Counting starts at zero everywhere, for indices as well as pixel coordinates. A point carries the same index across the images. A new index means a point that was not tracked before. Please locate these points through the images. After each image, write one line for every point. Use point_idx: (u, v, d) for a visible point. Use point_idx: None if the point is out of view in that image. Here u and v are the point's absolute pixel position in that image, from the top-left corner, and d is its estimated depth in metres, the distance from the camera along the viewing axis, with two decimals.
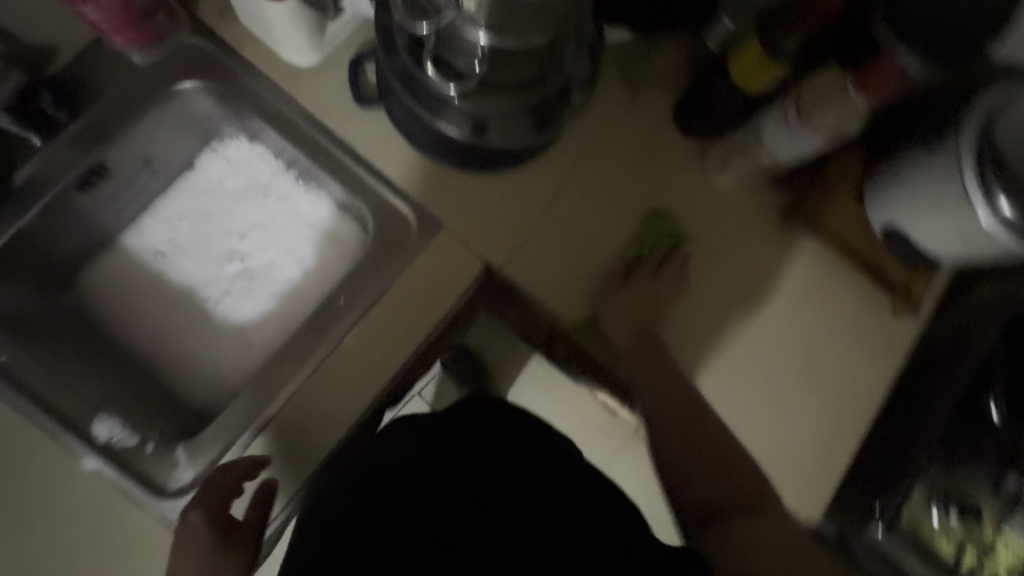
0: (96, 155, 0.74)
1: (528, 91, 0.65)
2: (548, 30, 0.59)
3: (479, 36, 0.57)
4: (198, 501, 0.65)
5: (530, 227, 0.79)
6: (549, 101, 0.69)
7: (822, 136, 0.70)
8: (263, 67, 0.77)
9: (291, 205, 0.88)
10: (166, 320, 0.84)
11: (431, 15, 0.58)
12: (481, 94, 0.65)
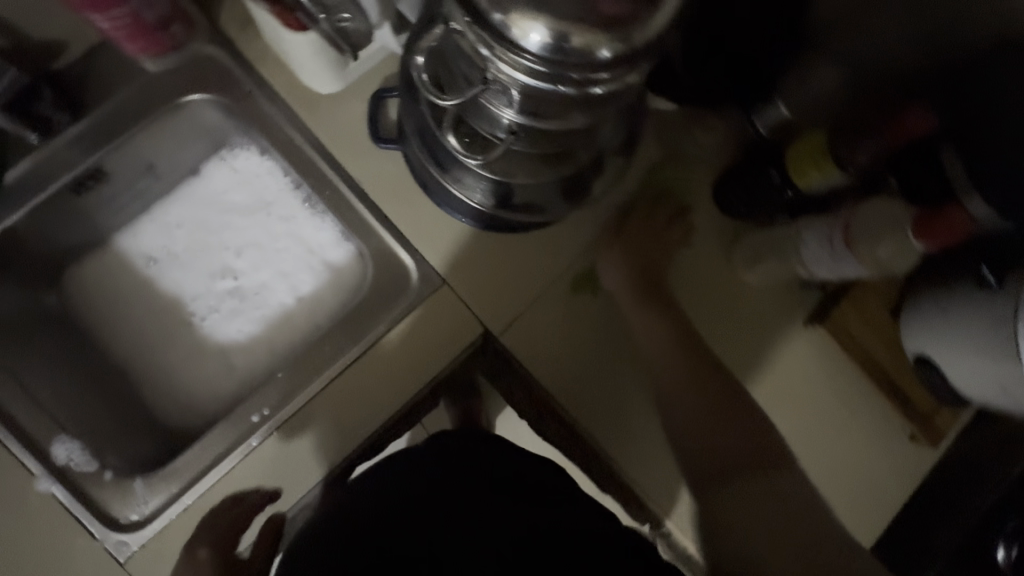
0: (94, 158, 0.72)
1: (557, 164, 0.64)
2: (586, 114, 0.56)
3: (506, 115, 0.55)
4: (208, 540, 0.64)
5: (534, 301, 0.74)
6: (581, 171, 0.68)
7: (868, 268, 0.64)
8: (281, 88, 0.73)
9: (293, 227, 0.84)
10: (149, 330, 0.81)
11: (458, 84, 0.55)
12: (506, 162, 0.63)
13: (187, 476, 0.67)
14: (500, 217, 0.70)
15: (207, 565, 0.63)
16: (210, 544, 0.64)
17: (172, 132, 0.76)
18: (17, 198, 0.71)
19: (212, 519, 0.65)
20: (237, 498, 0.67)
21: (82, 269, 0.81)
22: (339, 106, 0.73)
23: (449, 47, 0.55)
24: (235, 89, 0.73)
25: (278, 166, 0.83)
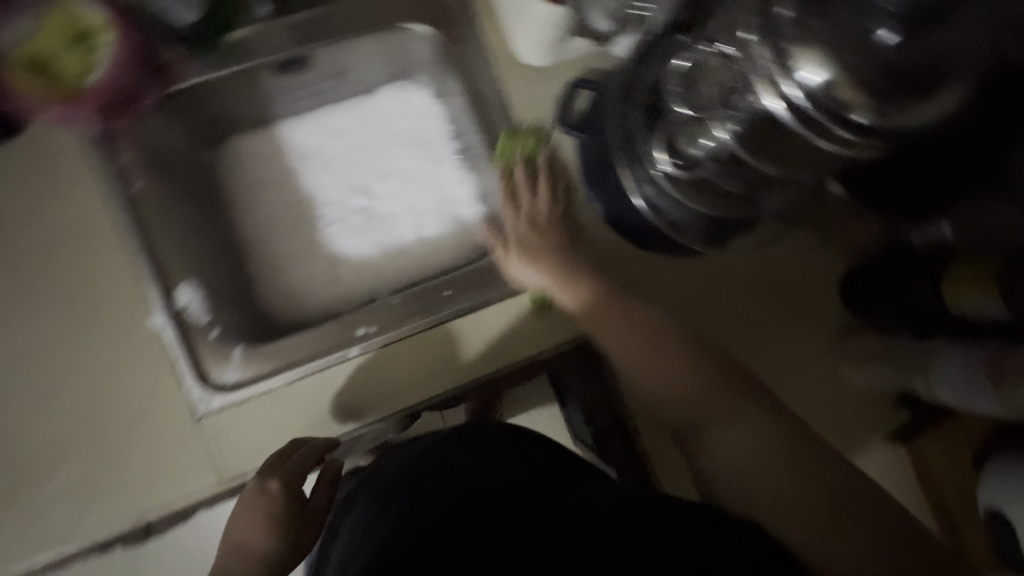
0: (305, 47, 0.75)
1: (727, 203, 0.64)
2: (799, 166, 0.60)
3: (725, 134, 0.60)
4: (279, 471, 0.63)
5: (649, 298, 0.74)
6: (733, 224, 0.67)
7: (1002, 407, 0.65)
8: (495, 45, 0.76)
9: (438, 173, 0.88)
10: (278, 217, 0.84)
11: (700, 104, 0.63)
12: (686, 184, 0.63)
13: (282, 361, 0.70)
14: (652, 233, 0.69)
15: (277, 497, 0.62)
16: (280, 477, 0.62)
17: (375, 50, 0.80)
18: (226, 55, 0.73)
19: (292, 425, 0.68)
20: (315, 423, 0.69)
21: (239, 141, 0.83)
22: (539, 82, 0.76)
23: (709, 69, 0.63)
24: (452, 32, 0.77)
25: (449, 115, 0.87)
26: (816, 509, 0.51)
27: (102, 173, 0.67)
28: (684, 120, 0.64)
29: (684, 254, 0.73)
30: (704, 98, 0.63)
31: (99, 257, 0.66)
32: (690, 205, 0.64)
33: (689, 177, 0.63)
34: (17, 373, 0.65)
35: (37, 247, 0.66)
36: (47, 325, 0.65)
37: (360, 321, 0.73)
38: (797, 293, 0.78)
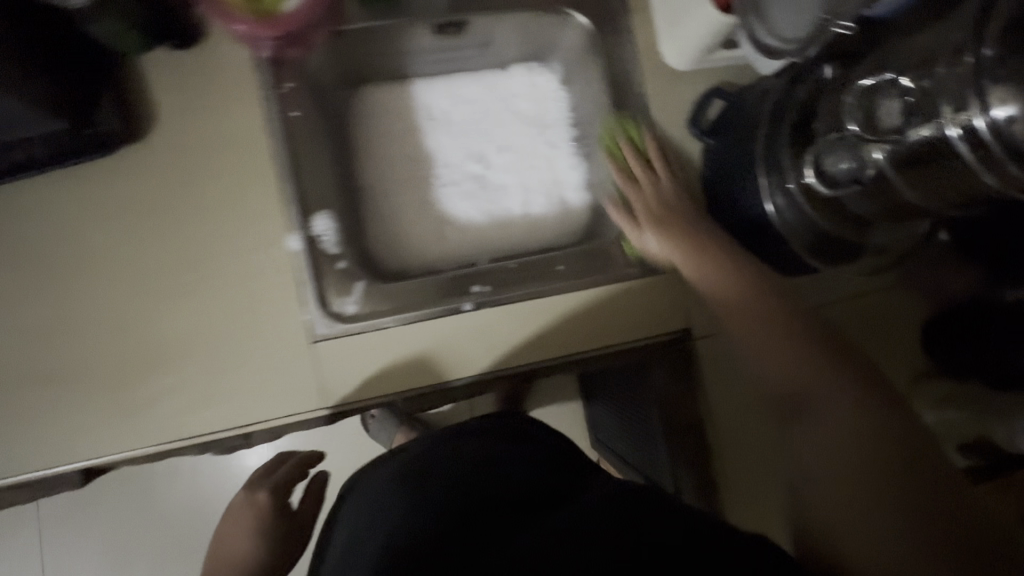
0: (467, 15, 0.78)
1: (853, 225, 0.68)
2: (953, 199, 0.59)
3: (880, 159, 0.58)
4: (238, 526, 0.80)
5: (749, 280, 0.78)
6: (848, 246, 0.71)
7: None
8: (641, 47, 0.80)
9: (552, 155, 0.91)
10: (397, 170, 0.87)
11: (868, 121, 0.58)
12: (817, 201, 0.66)
13: (398, 302, 0.72)
14: (771, 236, 0.73)
15: (263, 503, 0.81)
16: (268, 488, 0.83)
17: (526, 29, 0.83)
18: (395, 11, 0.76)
19: (403, 363, 0.71)
20: (422, 365, 0.72)
21: (374, 90, 0.86)
22: (675, 88, 0.80)
23: (880, 87, 0.57)
24: (609, 26, 0.80)
25: (573, 105, 0.91)
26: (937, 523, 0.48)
27: (268, 99, 0.69)
28: (834, 136, 0.61)
29: (790, 264, 0.77)
30: (875, 114, 0.58)
31: (250, 175, 0.69)
32: (818, 221, 0.67)
33: (823, 194, 0.65)
34: (129, 250, 0.67)
35: (191, 150, 0.68)
36: (187, 226, 0.68)
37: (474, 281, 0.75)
38: (872, 310, 0.84)
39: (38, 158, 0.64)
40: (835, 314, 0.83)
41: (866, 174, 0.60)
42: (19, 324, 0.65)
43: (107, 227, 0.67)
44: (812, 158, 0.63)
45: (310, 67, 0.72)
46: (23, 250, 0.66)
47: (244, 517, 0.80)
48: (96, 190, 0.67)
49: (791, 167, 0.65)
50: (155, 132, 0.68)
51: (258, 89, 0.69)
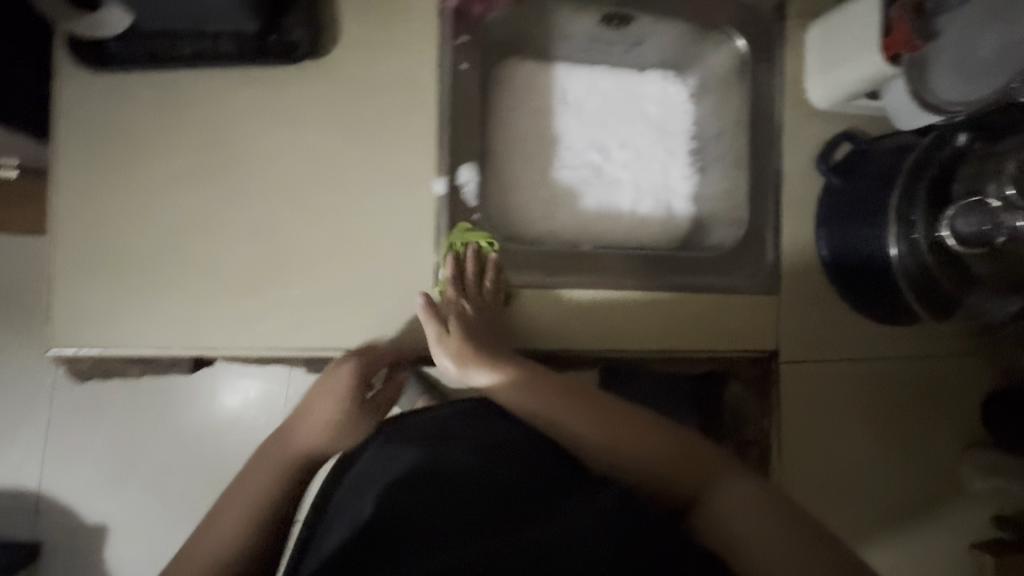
0: (636, 10, 0.81)
1: (964, 283, 0.70)
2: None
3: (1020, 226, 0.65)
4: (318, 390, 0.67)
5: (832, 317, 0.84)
6: (952, 301, 0.71)
7: None
8: (789, 79, 0.83)
9: (668, 161, 0.93)
10: (524, 142, 0.89)
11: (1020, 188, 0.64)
12: (941, 250, 0.70)
13: (519, 264, 0.76)
14: (876, 277, 0.76)
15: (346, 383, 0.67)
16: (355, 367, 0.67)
17: (680, 36, 0.86)
18: None
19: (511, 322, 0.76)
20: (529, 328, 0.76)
21: (520, 64, 0.89)
22: (811, 124, 0.84)
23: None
24: (762, 53, 0.83)
25: (699, 118, 0.93)
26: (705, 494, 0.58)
27: (443, 46, 0.72)
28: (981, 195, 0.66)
29: (880, 308, 0.80)
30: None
31: (413, 115, 0.71)
32: (939, 273, 0.70)
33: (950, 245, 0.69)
34: (141, 135, 0.67)
35: (364, 76, 0.70)
36: (343, 148, 0.70)
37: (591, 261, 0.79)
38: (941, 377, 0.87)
39: (224, 51, 0.67)
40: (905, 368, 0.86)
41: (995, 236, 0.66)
42: (165, 205, 0.67)
43: (268, 132, 0.68)
44: (957, 207, 0.67)
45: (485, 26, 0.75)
46: (185, 135, 0.67)
47: (330, 404, 0.67)
48: (266, 94, 0.68)
49: (921, 220, 0.69)
50: (333, 53, 0.70)
51: (437, 35, 0.72)
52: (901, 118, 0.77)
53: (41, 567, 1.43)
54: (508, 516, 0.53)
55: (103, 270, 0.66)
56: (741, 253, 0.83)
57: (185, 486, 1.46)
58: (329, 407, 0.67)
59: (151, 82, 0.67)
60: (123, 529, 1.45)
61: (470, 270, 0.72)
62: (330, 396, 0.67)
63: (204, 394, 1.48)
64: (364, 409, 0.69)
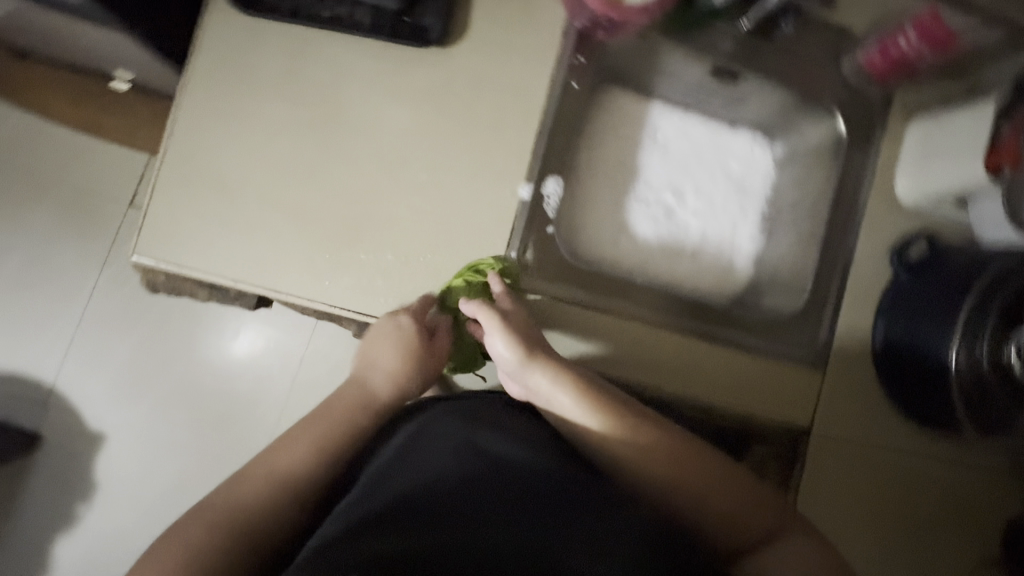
0: (744, 70, 0.83)
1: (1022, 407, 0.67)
2: None
3: None
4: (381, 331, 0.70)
5: (865, 403, 0.83)
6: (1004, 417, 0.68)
7: None
8: (880, 169, 0.84)
9: (738, 219, 0.93)
10: (606, 169, 0.90)
11: None
12: (1004, 366, 0.67)
13: (579, 282, 0.79)
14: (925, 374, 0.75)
15: (407, 327, 0.70)
16: (414, 313, 0.70)
17: (784, 103, 0.87)
18: (688, 39, 0.81)
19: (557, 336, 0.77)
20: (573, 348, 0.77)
21: (620, 94, 0.90)
22: (892, 216, 0.84)
23: None
24: (860, 138, 0.84)
25: (779, 186, 0.94)
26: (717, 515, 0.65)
27: (560, 62, 0.75)
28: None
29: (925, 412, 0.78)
30: None
31: (516, 120, 0.74)
32: (999, 393, 0.68)
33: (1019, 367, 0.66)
34: (272, 92, 0.71)
35: (480, 73, 0.74)
36: (446, 134, 0.73)
37: (647, 297, 0.81)
38: (964, 492, 0.84)
39: (359, 23, 0.72)
40: (928, 469, 0.84)
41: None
42: (272, 149, 0.71)
43: (383, 104, 0.73)
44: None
45: (602, 52, 0.79)
46: (304, 92, 0.71)
47: (390, 350, 0.70)
48: (388, 70, 0.73)
49: (989, 335, 0.68)
50: (458, 46, 0.74)
51: (557, 51, 0.75)
52: (986, 232, 0.77)
53: (37, 458, 1.47)
54: (510, 508, 0.55)
55: (200, 194, 0.69)
56: (794, 324, 0.83)
57: (190, 415, 1.50)
58: (389, 350, 0.70)
59: (288, 35, 0.71)
60: (122, 441, 1.49)
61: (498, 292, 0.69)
62: (386, 334, 0.70)
63: (229, 333, 1.52)
64: (422, 355, 0.72)
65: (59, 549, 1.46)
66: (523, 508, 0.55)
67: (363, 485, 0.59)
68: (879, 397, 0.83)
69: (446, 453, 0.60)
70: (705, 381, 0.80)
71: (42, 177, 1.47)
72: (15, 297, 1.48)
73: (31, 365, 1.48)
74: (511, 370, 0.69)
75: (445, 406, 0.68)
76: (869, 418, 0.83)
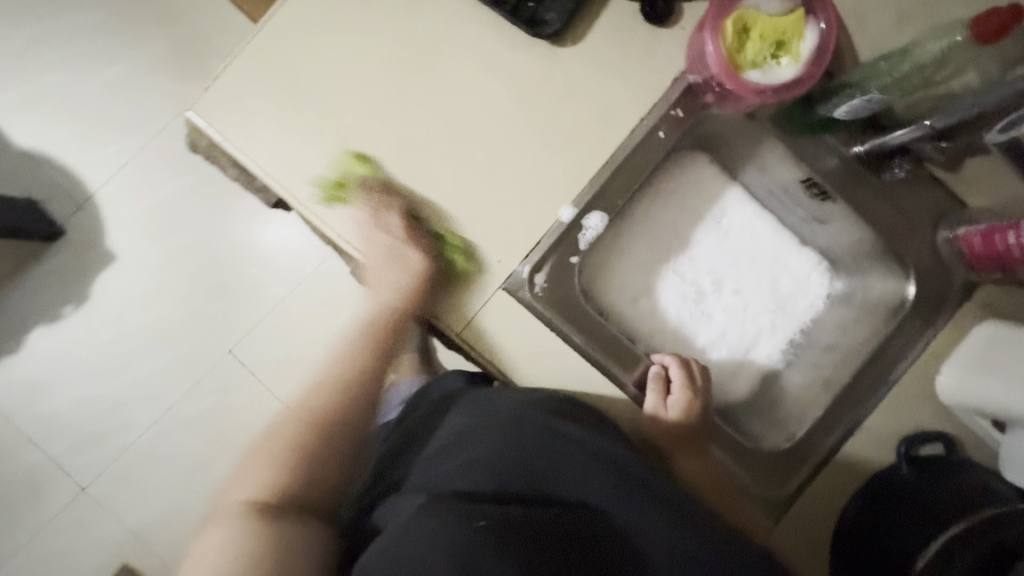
0: (836, 193, 0.77)
1: None
2: None
3: None
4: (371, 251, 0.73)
5: (795, 526, 0.76)
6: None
7: None
8: (929, 353, 0.77)
9: (766, 334, 0.88)
10: (659, 229, 0.88)
11: None
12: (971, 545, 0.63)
13: (577, 323, 0.74)
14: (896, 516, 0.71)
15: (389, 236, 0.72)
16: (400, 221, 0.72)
17: (862, 244, 0.81)
18: (796, 141, 0.76)
19: (532, 364, 0.73)
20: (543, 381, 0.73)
21: (705, 164, 0.86)
22: (919, 404, 0.77)
23: None
24: (922, 312, 0.78)
25: (821, 322, 0.89)
26: (801, 517, 0.76)
27: (656, 109, 0.73)
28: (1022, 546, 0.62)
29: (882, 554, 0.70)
30: None
31: (588, 145, 0.72)
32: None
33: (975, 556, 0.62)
34: (381, 21, 0.71)
35: (577, 86, 0.72)
36: (518, 127, 0.72)
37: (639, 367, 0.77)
38: None
39: None
40: None
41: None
42: (353, 70, 0.71)
43: (472, 73, 0.72)
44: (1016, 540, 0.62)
45: (703, 117, 0.75)
46: (410, 32, 0.72)
47: (395, 267, 0.75)
48: (492, 47, 0.72)
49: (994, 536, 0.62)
50: (568, 50, 0.72)
51: (658, 97, 0.73)
52: (1014, 467, 0.70)
53: (50, 250, 1.56)
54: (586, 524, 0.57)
55: (273, 83, 0.70)
56: (768, 465, 0.78)
57: (193, 276, 1.56)
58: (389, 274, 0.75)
59: None
60: (127, 270, 1.56)
61: (680, 378, 0.78)
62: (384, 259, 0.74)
63: (261, 221, 1.57)
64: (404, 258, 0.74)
65: (34, 337, 1.55)
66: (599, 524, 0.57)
67: (442, 469, 0.63)
68: (813, 541, 0.76)
69: (524, 456, 0.62)
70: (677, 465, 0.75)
71: (169, 11, 1.56)
72: (97, 103, 1.56)
73: (83, 168, 1.56)
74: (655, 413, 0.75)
75: (511, 393, 0.70)
76: (779, 527, 0.75)
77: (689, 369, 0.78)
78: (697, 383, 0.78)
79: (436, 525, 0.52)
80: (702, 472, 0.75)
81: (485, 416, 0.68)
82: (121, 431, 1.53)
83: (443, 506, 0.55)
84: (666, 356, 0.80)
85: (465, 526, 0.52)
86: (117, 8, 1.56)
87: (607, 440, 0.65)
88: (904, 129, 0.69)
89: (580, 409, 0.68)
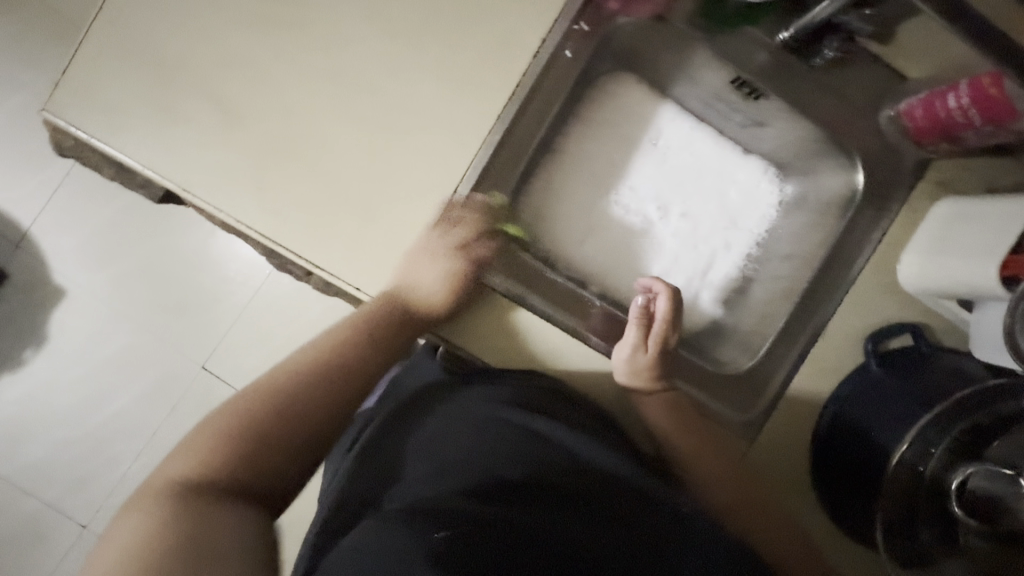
0: (769, 89, 0.72)
1: (924, 487, 0.64)
2: (932, 531, 0.64)
3: (986, 476, 0.61)
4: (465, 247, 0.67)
5: (768, 448, 0.73)
6: (903, 483, 0.64)
7: None
8: (885, 242, 0.73)
9: (721, 252, 0.84)
10: (593, 162, 0.82)
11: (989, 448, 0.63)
12: (939, 439, 0.63)
13: (502, 267, 0.68)
14: (870, 423, 0.69)
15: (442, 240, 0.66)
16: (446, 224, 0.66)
17: (805, 141, 0.76)
18: (715, 39, 0.70)
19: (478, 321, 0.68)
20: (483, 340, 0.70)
21: (629, 86, 0.80)
22: (884, 297, 0.74)
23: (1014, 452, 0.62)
24: (875, 201, 0.74)
25: (776, 232, 0.84)
26: (769, 436, 0.73)
27: (559, 26, 0.67)
28: (979, 432, 0.63)
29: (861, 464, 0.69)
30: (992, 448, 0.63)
31: (490, 79, 0.67)
32: (925, 480, 0.64)
33: (943, 450, 0.63)
34: None
35: (466, 16, 0.66)
36: (410, 68, 0.66)
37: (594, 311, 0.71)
38: None
39: None
40: (803, 545, 0.67)
41: (962, 471, 0.62)
42: (214, 37, 0.64)
43: (347, 19, 0.65)
44: (973, 426, 0.63)
45: (611, 29, 0.69)
46: None
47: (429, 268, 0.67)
48: None
49: (958, 432, 0.62)
50: None
51: (558, 12, 0.67)
52: (980, 343, 0.67)
53: None
54: (574, 522, 0.54)
55: (130, 65, 0.63)
56: (735, 387, 0.74)
57: (147, 297, 1.50)
58: (424, 270, 0.67)
59: None
60: (79, 304, 1.50)
61: (663, 312, 0.71)
62: (421, 252, 0.67)
63: (208, 229, 1.51)
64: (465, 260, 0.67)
65: (1, 388, 1.50)
66: (587, 517, 0.55)
67: (417, 474, 0.59)
68: (790, 458, 0.73)
69: (504, 463, 0.59)
70: (647, 403, 0.71)
71: (62, 24, 1.46)
72: (5, 134, 1.46)
73: (8, 206, 1.48)
74: (632, 351, 0.69)
75: (484, 390, 0.65)
76: (748, 452, 0.72)
77: (678, 303, 0.71)
78: (680, 320, 0.72)
79: (393, 538, 0.47)
80: (672, 413, 0.71)
81: (465, 420, 0.63)
82: (110, 465, 1.50)
83: (404, 517, 0.50)
84: (656, 286, 0.72)
85: (426, 535, 0.47)
86: (7, 28, 1.45)
87: (584, 447, 0.61)
88: (823, 3, 0.63)
89: (559, 404, 0.65)
